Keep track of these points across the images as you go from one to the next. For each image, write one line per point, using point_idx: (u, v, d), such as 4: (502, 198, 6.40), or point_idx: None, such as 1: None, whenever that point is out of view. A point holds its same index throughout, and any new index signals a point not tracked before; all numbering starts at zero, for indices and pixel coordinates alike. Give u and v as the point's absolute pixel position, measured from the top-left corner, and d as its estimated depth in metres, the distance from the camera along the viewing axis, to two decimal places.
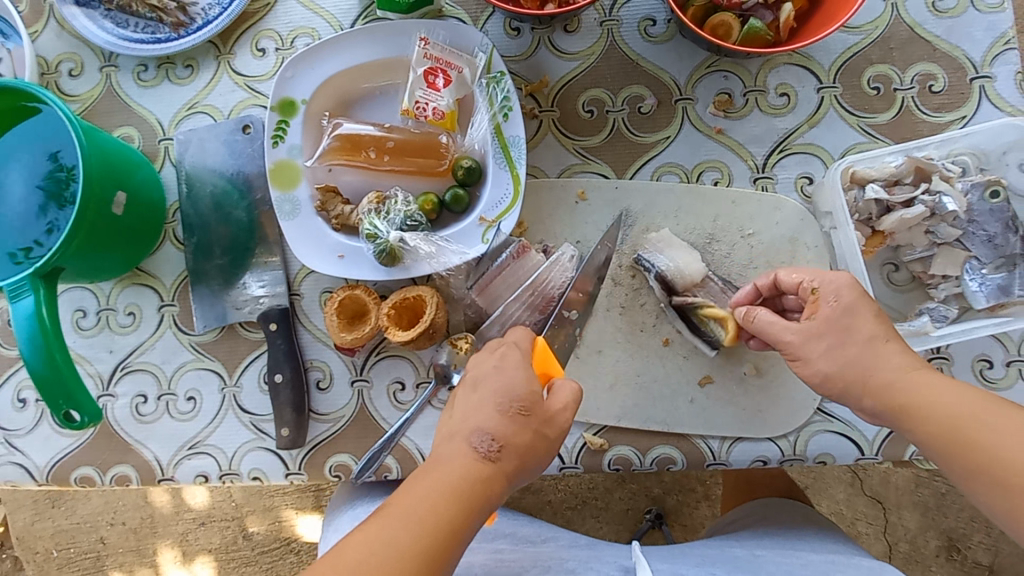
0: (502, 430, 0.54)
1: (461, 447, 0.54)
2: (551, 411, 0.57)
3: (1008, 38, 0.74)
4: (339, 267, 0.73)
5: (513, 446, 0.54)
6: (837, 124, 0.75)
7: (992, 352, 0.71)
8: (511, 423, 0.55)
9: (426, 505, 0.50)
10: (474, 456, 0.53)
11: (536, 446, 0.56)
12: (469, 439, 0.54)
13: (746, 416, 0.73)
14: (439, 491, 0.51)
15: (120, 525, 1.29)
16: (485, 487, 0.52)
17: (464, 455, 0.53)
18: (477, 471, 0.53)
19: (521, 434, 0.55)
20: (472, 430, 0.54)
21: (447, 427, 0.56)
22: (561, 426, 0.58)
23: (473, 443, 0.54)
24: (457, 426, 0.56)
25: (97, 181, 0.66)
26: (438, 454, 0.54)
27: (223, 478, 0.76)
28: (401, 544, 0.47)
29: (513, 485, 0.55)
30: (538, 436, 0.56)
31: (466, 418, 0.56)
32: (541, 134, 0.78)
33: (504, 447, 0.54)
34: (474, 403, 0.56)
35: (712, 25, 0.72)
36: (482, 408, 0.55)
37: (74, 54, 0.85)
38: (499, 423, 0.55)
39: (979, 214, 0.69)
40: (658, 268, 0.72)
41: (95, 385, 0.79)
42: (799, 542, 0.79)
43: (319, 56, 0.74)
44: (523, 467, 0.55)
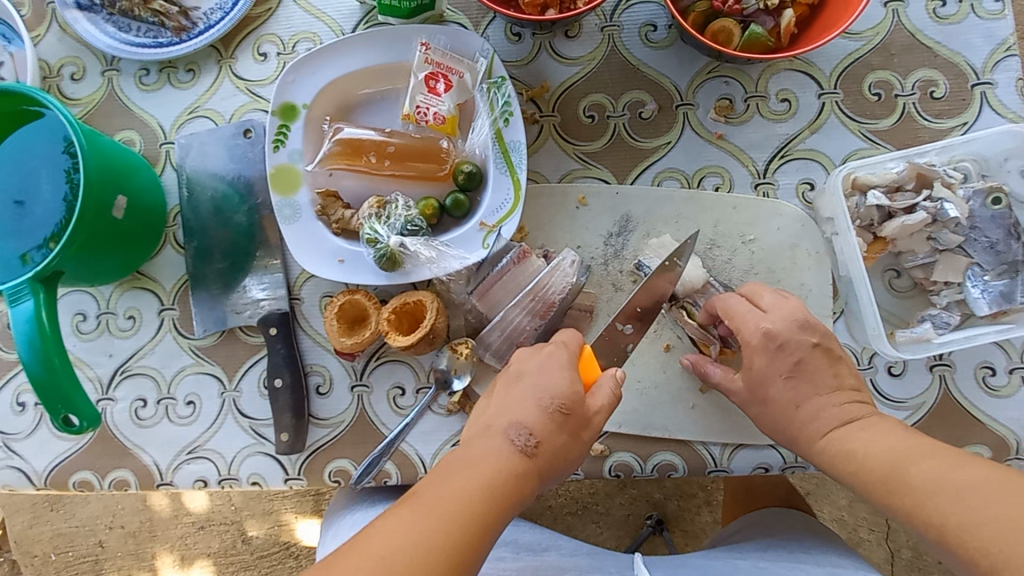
0: (540, 426, 0.55)
1: (497, 441, 0.55)
2: (589, 411, 0.59)
3: (1009, 45, 0.74)
4: (339, 272, 0.73)
5: (547, 444, 0.55)
6: (838, 130, 0.75)
7: (994, 359, 0.71)
8: (550, 420, 0.56)
9: (463, 494, 0.50)
10: (511, 450, 0.54)
11: (568, 448, 0.57)
12: (507, 433, 0.55)
13: (747, 422, 0.73)
14: (475, 482, 0.51)
15: (118, 529, 1.28)
16: (518, 482, 0.53)
17: (502, 449, 0.54)
18: (513, 465, 0.53)
19: (555, 432, 0.56)
20: (510, 425, 0.55)
21: (482, 422, 0.58)
22: (595, 428, 0.59)
23: (511, 437, 0.55)
24: (493, 421, 0.57)
25: (99, 185, 0.66)
26: (473, 448, 0.55)
27: (223, 483, 0.76)
28: (435, 532, 0.47)
29: (542, 485, 0.55)
30: (573, 438, 0.57)
31: (503, 414, 0.57)
32: (541, 139, 0.78)
33: (541, 443, 0.55)
34: (513, 400, 0.58)
35: (713, 31, 0.72)
36: (520, 406, 0.57)
37: (76, 58, 0.85)
38: (539, 419, 0.56)
39: (980, 220, 0.69)
40: None
41: (94, 389, 0.79)
42: (800, 555, 0.78)
43: (321, 61, 0.75)
44: (554, 467, 0.56)
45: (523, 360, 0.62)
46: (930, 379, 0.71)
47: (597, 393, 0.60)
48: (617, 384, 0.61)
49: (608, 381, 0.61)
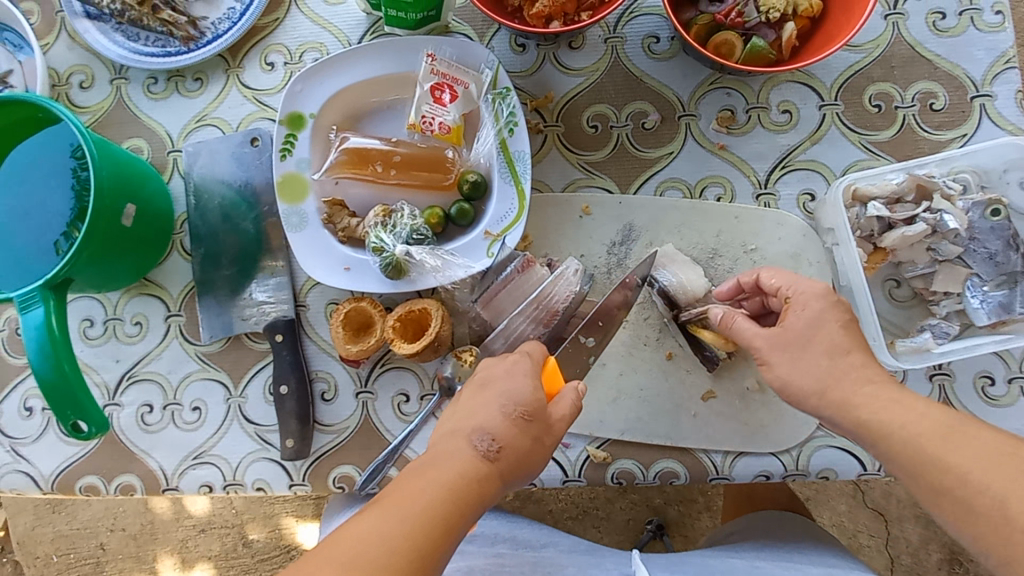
0: (503, 432, 0.55)
1: (461, 445, 0.55)
2: (551, 417, 0.59)
3: (1009, 57, 0.75)
4: (345, 279, 0.73)
5: (511, 449, 0.56)
6: (839, 141, 0.76)
7: (994, 368, 0.71)
8: (513, 425, 0.56)
9: (423, 500, 0.50)
10: (473, 455, 0.54)
11: (533, 451, 0.57)
12: (470, 437, 0.55)
13: (749, 430, 0.73)
14: (436, 487, 0.51)
15: (120, 531, 1.29)
16: (480, 486, 0.53)
17: (464, 454, 0.54)
18: (474, 469, 0.53)
19: (520, 437, 0.56)
20: (474, 430, 0.56)
21: (448, 426, 0.58)
22: (557, 434, 0.60)
23: (473, 442, 0.55)
24: (458, 425, 0.57)
25: (108, 192, 0.67)
26: (437, 451, 0.55)
27: (228, 488, 0.76)
28: (394, 537, 0.48)
29: (507, 488, 0.56)
30: (537, 442, 0.57)
31: (468, 418, 0.57)
32: (545, 149, 0.79)
33: (503, 448, 0.55)
34: (479, 404, 0.58)
35: (715, 43, 0.72)
36: (485, 412, 0.57)
37: (85, 66, 0.86)
38: (501, 424, 0.56)
39: (980, 231, 0.70)
40: (661, 283, 0.73)
41: (102, 395, 0.79)
42: (799, 556, 0.79)
43: (328, 71, 0.76)
44: (517, 470, 0.56)
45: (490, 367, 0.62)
46: (930, 389, 0.71)
47: (558, 402, 0.60)
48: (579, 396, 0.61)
49: (569, 391, 0.61)
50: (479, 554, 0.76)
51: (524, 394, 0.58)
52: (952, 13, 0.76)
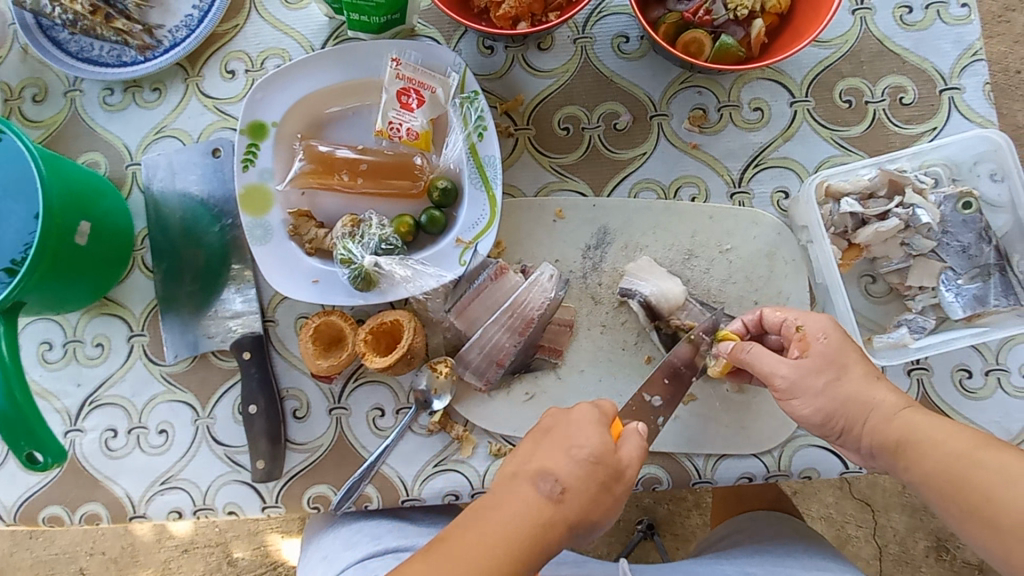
0: (600, 449, 0.54)
1: (564, 458, 0.54)
2: (620, 463, 0.55)
3: (976, 50, 0.75)
4: (313, 293, 0.71)
5: (574, 492, 0.52)
6: (811, 138, 0.76)
7: (970, 361, 0.71)
8: (610, 443, 0.55)
9: (527, 510, 0.51)
10: (574, 467, 0.53)
11: (628, 471, 0.56)
12: (533, 479, 0.53)
13: (730, 432, 0.72)
14: (500, 532, 0.50)
15: (99, 555, 1.25)
16: (584, 501, 0.52)
17: (567, 468, 0.53)
18: (579, 483, 0.53)
19: (615, 458, 0.55)
20: (538, 472, 0.53)
21: (510, 468, 0.55)
22: (628, 481, 0.56)
23: (536, 485, 0.52)
24: (556, 437, 0.56)
25: (58, 211, 0.65)
26: (541, 458, 0.54)
27: (198, 513, 0.74)
28: (504, 543, 0.49)
29: (605, 501, 0.54)
30: (603, 490, 0.53)
31: (566, 432, 0.56)
32: (516, 153, 0.77)
33: (567, 491, 0.52)
34: (545, 446, 0.55)
35: (684, 42, 0.72)
36: (582, 428, 0.56)
37: (37, 79, 0.82)
38: (566, 468, 0.53)
39: (952, 225, 0.70)
40: (642, 295, 0.71)
41: (62, 420, 0.76)
42: (787, 559, 0.78)
43: (288, 78, 0.73)
44: (617, 488, 0.55)
45: (553, 417, 0.59)
46: (908, 383, 0.71)
47: (623, 445, 0.57)
48: (643, 437, 0.59)
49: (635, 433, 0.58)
50: None
51: (584, 431, 0.56)
52: (918, 7, 0.76)
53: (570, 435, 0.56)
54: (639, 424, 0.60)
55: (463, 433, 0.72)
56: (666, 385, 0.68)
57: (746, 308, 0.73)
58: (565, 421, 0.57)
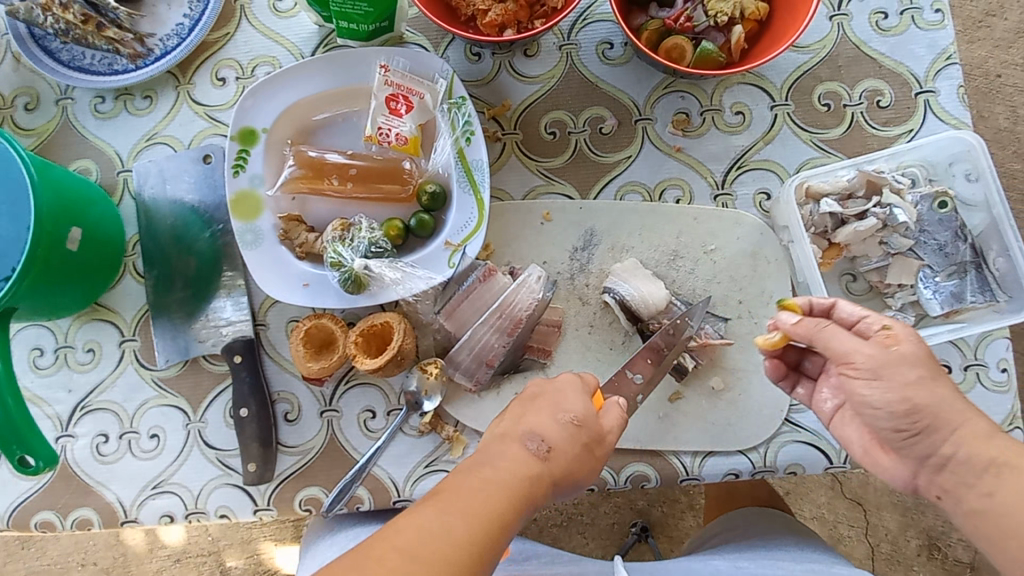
0: (554, 434, 0.55)
1: (516, 446, 0.54)
2: (602, 429, 0.60)
3: (950, 54, 0.78)
4: (304, 296, 0.72)
5: (560, 452, 0.55)
6: (791, 140, 0.77)
7: (950, 356, 0.73)
8: (565, 431, 0.56)
9: (480, 494, 0.49)
10: (525, 455, 0.53)
11: (580, 460, 0.57)
12: (521, 438, 0.55)
13: (717, 430, 0.73)
14: (494, 483, 0.50)
15: (91, 565, 1.24)
16: (536, 486, 0.52)
17: (518, 453, 0.53)
18: (530, 469, 0.52)
19: (569, 445, 0.56)
20: (526, 432, 0.55)
21: (497, 431, 0.57)
22: (606, 446, 0.60)
23: (526, 443, 0.55)
24: (508, 430, 0.56)
25: (49, 217, 0.65)
26: (491, 450, 0.54)
27: (190, 517, 0.74)
28: (457, 529, 0.46)
29: (554, 492, 0.54)
30: (585, 450, 0.57)
31: (520, 422, 0.57)
32: (504, 157, 0.79)
33: (553, 449, 0.55)
34: (530, 411, 0.58)
35: (666, 48, 0.73)
36: (537, 417, 0.57)
37: (29, 87, 0.83)
38: (555, 429, 0.56)
39: (929, 224, 0.72)
40: (621, 296, 0.72)
41: (53, 426, 0.76)
42: (778, 552, 0.79)
43: (277, 86, 0.74)
44: (566, 478, 0.55)
45: (538, 385, 0.62)
46: None
47: (604, 415, 0.61)
48: (622, 409, 0.63)
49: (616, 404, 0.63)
50: None
51: (569, 400, 0.59)
52: (893, 12, 0.78)
53: (556, 402, 0.59)
54: (619, 398, 0.64)
55: (454, 434, 0.73)
56: (650, 365, 0.70)
57: (731, 307, 0.75)
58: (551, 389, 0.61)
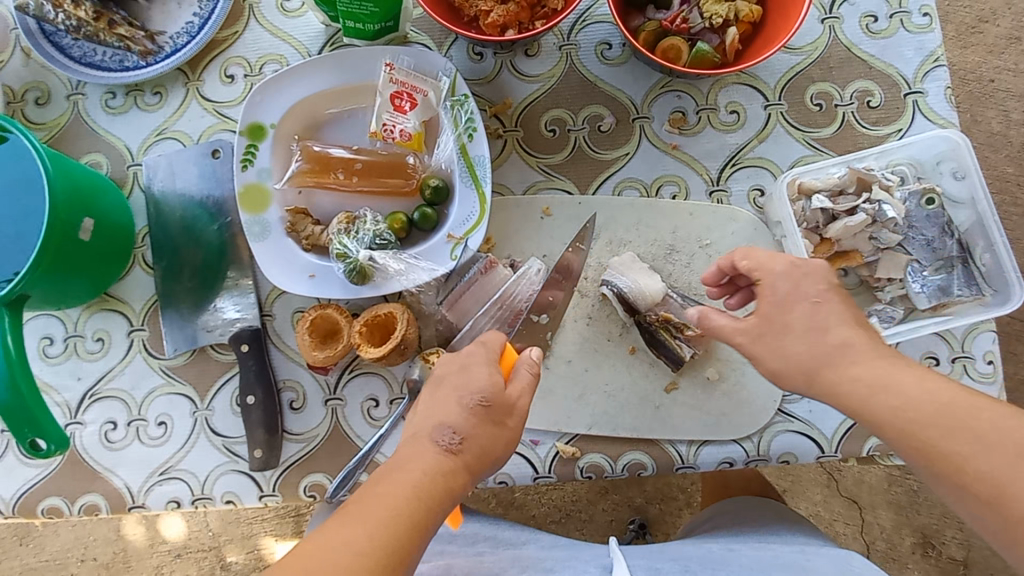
0: (463, 422, 0.57)
1: (426, 444, 0.56)
2: (512, 399, 0.60)
3: (937, 56, 0.80)
4: (310, 287, 0.74)
5: (474, 439, 0.57)
6: (784, 139, 0.80)
7: (937, 349, 0.75)
8: (474, 415, 0.57)
9: (388, 499, 0.51)
10: (435, 452, 0.55)
11: (496, 439, 0.58)
12: (431, 435, 0.56)
13: (711, 419, 0.75)
14: (403, 486, 0.52)
15: (90, 561, 1.25)
16: (448, 480, 0.54)
17: (427, 451, 0.55)
18: (440, 465, 0.54)
19: (483, 428, 0.57)
20: (435, 427, 0.56)
21: (410, 430, 0.58)
22: (519, 415, 0.61)
23: (435, 438, 0.56)
24: (420, 427, 0.58)
25: (62, 207, 0.67)
26: (403, 453, 0.56)
27: (196, 503, 0.75)
28: (366, 541, 0.48)
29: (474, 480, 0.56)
30: (498, 427, 0.58)
31: (430, 416, 0.58)
32: (505, 153, 0.81)
33: (465, 438, 0.56)
34: (439, 401, 0.59)
35: (663, 48, 0.76)
36: (445, 407, 0.58)
37: (40, 82, 0.85)
38: (462, 417, 0.57)
39: (917, 219, 0.74)
40: (619, 289, 0.74)
41: (62, 414, 0.78)
42: (769, 536, 0.82)
43: (284, 82, 0.76)
44: (483, 463, 0.57)
45: (445, 365, 0.62)
46: None
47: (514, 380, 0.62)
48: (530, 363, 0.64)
49: (525, 363, 0.64)
50: (456, 554, 0.78)
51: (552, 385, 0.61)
52: (883, 16, 0.81)
53: (462, 384, 0.60)
54: (529, 351, 0.65)
55: None
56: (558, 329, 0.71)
57: None
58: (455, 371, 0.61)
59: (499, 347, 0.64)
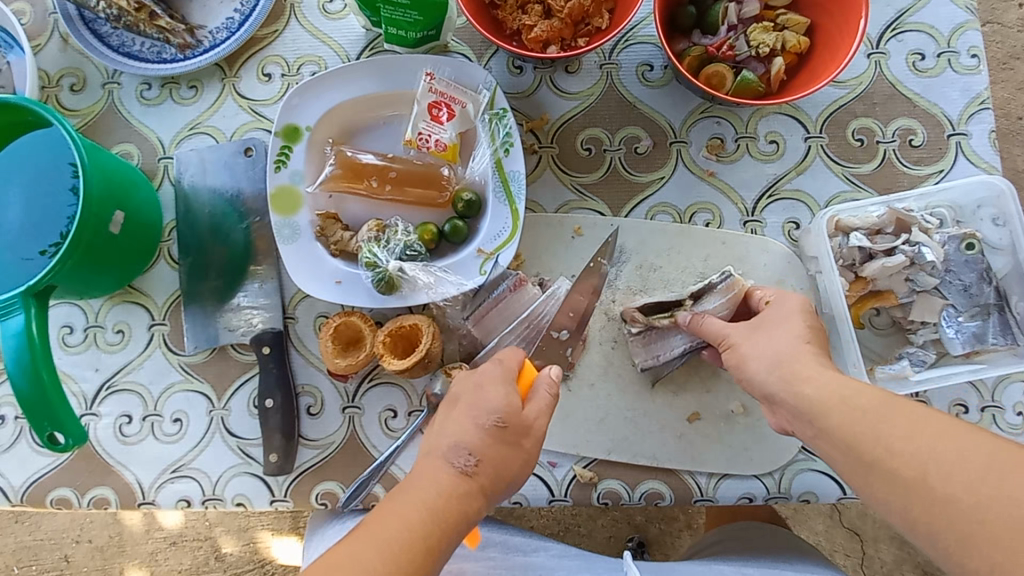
0: (480, 445, 0.56)
1: (440, 464, 0.55)
2: (528, 419, 0.59)
3: (983, 98, 0.79)
4: (336, 293, 0.73)
5: (489, 461, 0.56)
6: (823, 172, 0.79)
7: (967, 397, 0.74)
8: (490, 437, 0.56)
9: (401, 521, 0.51)
10: (451, 473, 0.54)
11: (512, 461, 0.57)
12: (446, 456, 0.55)
13: (733, 453, 0.74)
14: (416, 508, 0.52)
15: (86, 543, 1.25)
16: (462, 503, 0.53)
17: (442, 471, 0.54)
18: (454, 487, 0.54)
19: (498, 451, 0.56)
20: (450, 447, 0.56)
21: (425, 447, 0.57)
22: (537, 434, 0.59)
23: (449, 459, 0.55)
24: (434, 444, 0.57)
25: (97, 199, 0.66)
26: (417, 471, 0.55)
27: (207, 503, 0.75)
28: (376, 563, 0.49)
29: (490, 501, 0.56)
30: (513, 449, 0.57)
31: (446, 435, 0.57)
32: (540, 169, 0.80)
33: (480, 462, 0.55)
34: (454, 419, 0.58)
35: (707, 74, 0.75)
36: (460, 426, 0.57)
37: (76, 69, 0.85)
38: (478, 438, 0.56)
39: (955, 264, 0.73)
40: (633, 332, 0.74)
41: (78, 404, 0.77)
42: (782, 564, 0.80)
43: (323, 85, 0.76)
44: (500, 484, 0.56)
45: (461, 383, 0.61)
46: None
47: (531, 403, 0.60)
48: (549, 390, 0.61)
49: (545, 384, 0.61)
50: (466, 558, 0.77)
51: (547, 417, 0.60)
52: (930, 54, 0.80)
53: (478, 403, 0.58)
54: (550, 369, 0.63)
55: None
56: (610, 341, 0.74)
57: None
58: (471, 388, 0.60)
59: (515, 364, 0.62)
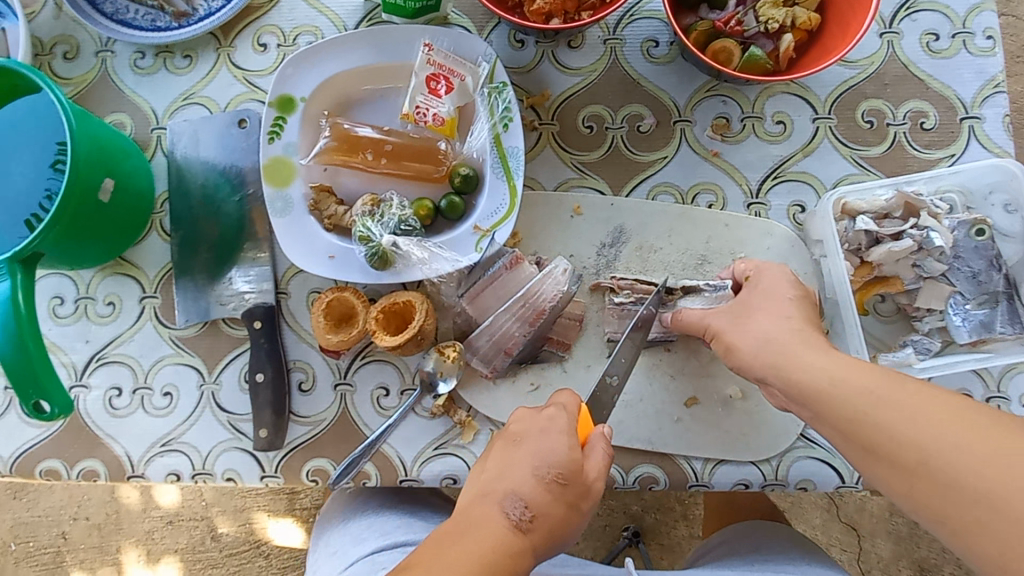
0: (537, 498, 0.54)
1: (494, 511, 0.54)
2: (587, 480, 0.58)
3: (998, 81, 0.76)
4: (329, 268, 0.72)
5: (544, 518, 0.54)
6: (830, 154, 0.76)
7: (971, 387, 0.72)
8: (547, 491, 0.55)
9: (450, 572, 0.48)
10: (505, 525, 0.53)
11: (568, 518, 0.56)
12: (502, 503, 0.54)
13: (729, 438, 0.73)
14: (466, 560, 0.49)
15: (84, 520, 1.25)
16: (513, 562, 0.51)
17: (497, 522, 0.53)
18: (509, 543, 0.52)
19: (554, 505, 0.55)
20: (507, 494, 0.55)
21: (476, 490, 0.56)
22: (594, 497, 0.58)
23: (506, 509, 0.54)
24: (486, 488, 0.56)
25: (85, 166, 0.65)
26: (467, 518, 0.53)
27: (196, 478, 0.74)
28: None
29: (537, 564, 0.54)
30: (571, 509, 0.56)
31: (502, 479, 0.56)
32: (539, 146, 0.78)
33: (536, 517, 0.54)
34: (511, 464, 0.57)
35: (713, 50, 0.73)
36: (516, 473, 0.56)
37: (70, 37, 0.83)
38: (534, 488, 0.55)
39: (964, 250, 0.71)
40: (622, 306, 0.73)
41: (67, 375, 0.76)
42: (787, 567, 0.78)
43: (320, 55, 0.74)
44: (550, 544, 0.54)
45: (523, 425, 0.61)
46: None
47: (591, 454, 0.59)
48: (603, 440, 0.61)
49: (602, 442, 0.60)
50: None
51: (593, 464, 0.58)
52: (945, 35, 0.77)
53: (538, 451, 0.57)
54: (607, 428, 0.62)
55: (466, 419, 0.73)
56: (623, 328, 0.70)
57: None
58: (535, 432, 0.59)
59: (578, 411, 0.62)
